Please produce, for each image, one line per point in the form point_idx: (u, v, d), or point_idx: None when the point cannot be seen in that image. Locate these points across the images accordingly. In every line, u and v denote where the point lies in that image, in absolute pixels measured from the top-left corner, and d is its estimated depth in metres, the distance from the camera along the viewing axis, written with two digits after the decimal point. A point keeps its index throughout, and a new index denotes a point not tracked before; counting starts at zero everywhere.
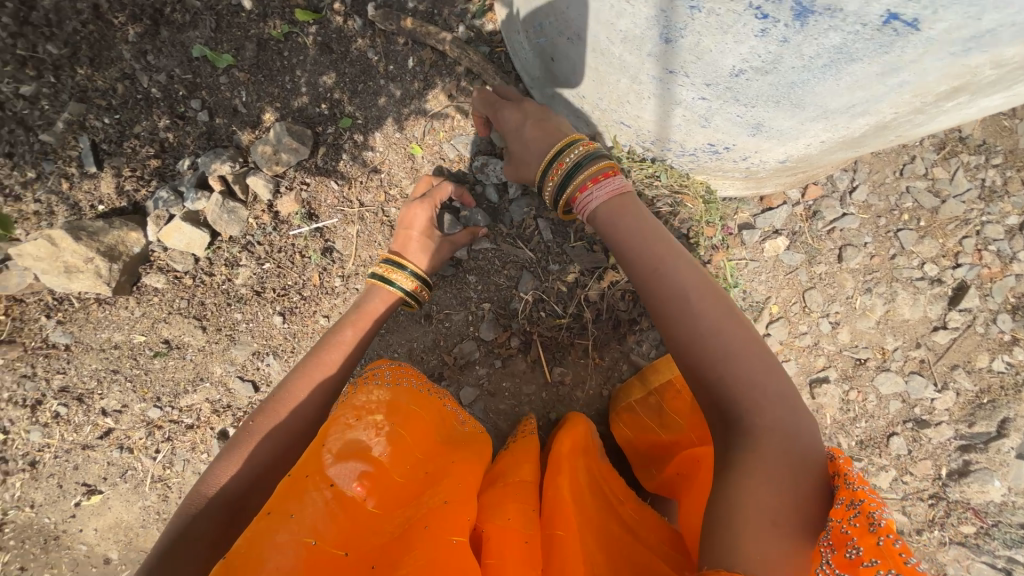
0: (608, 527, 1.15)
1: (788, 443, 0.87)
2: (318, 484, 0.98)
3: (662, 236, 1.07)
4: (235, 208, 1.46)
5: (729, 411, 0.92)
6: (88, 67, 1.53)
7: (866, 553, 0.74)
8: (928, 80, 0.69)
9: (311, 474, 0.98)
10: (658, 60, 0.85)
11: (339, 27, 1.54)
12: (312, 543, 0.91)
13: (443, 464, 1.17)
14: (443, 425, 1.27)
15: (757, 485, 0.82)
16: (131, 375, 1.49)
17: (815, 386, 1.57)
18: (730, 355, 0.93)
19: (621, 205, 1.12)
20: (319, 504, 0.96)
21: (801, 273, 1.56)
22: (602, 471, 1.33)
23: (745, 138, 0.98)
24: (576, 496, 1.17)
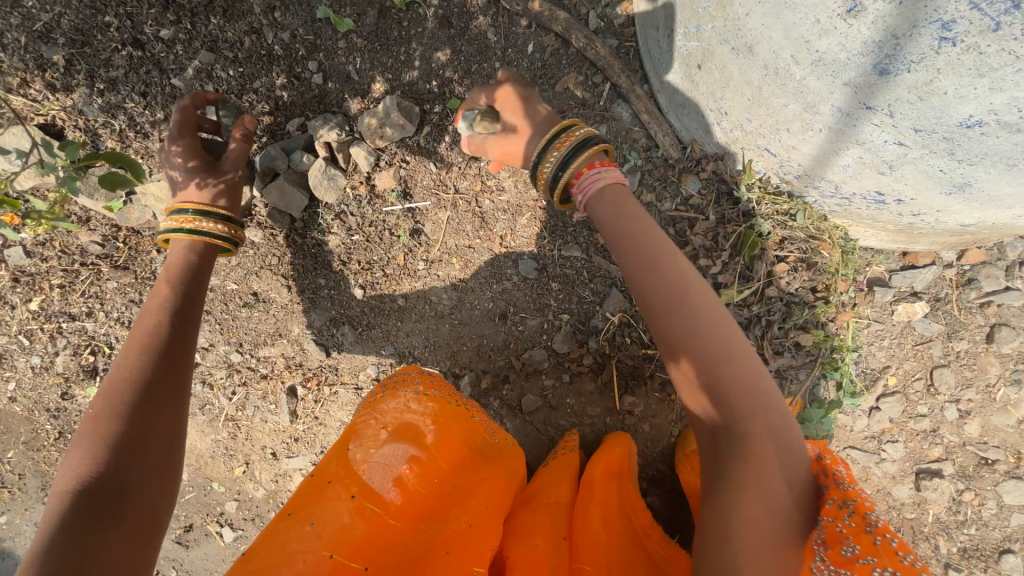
0: (632, 558, 1.06)
1: (783, 453, 0.79)
2: (336, 492, 1.02)
3: (645, 224, 0.94)
4: (335, 176, 1.46)
5: (722, 429, 0.80)
6: (222, 17, 1.57)
7: (862, 550, 0.75)
8: None
9: (336, 482, 1.03)
10: (857, 93, 0.71)
11: (462, 1, 1.47)
12: (329, 554, 0.92)
13: (470, 483, 1.17)
14: (472, 439, 1.29)
15: (752, 507, 0.73)
16: (220, 318, 1.58)
17: (922, 477, 1.38)
18: (731, 365, 0.81)
19: (614, 196, 0.98)
20: (341, 511, 0.99)
21: (933, 347, 1.34)
22: (633, 499, 1.25)
23: (932, 194, 0.82)
24: (607, 529, 1.11)
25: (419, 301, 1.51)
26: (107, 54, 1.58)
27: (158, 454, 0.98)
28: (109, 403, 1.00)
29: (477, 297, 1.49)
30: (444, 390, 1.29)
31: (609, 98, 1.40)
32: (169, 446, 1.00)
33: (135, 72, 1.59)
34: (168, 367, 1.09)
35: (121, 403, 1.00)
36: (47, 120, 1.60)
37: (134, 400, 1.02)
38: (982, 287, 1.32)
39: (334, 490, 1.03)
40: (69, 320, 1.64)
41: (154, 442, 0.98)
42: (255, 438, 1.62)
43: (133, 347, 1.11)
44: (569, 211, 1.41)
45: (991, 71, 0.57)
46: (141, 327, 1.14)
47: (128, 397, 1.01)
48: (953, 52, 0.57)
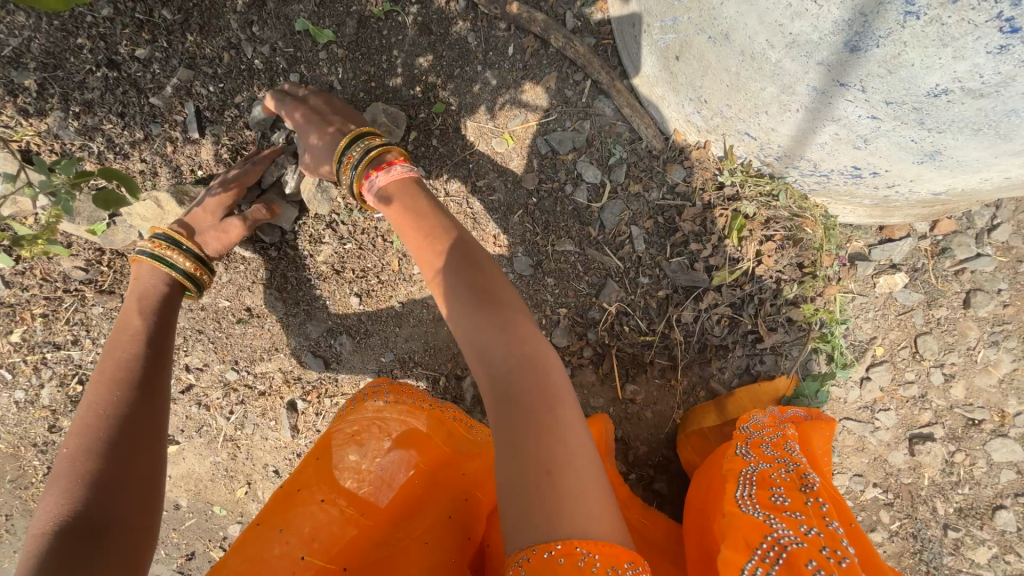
0: None
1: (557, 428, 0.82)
2: (312, 498, 1.03)
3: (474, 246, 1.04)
4: (326, 187, 1.46)
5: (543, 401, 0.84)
6: (198, 34, 1.56)
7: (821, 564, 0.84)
8: None
9: (306, 489, 1.04)
10: (829, 71, 0.75)
11: (440, 8, 1.50)
12: (303, 558, 0.96)
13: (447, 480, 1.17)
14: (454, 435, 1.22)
15: (589, 486, 0.79)
16: (213, 336, 1.55)
17: (916, 442, 1.43)
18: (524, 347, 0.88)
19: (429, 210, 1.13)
20: (317, 514, 1.02)
21: (915, 315, 1.40)
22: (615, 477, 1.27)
23: (906, 165, 0.87)
24: None
25: (415, 305, 1.51)
26: (81, 76, 1.55)
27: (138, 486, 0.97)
28: (87, 437, 1.01)
29: None
30: (418, 397, 1.23)
31: (591, 95, 1.43)
32: (151, 472, 1.01)
33: (111, 92, 1.57)
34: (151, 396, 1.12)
35: (100, 438, 1.01)
36: (21, 146, 1.57)
37: (117, 437, 1.02)
38: (955, 254, 1.38)
39: (305, 496, 1.04)
40: (53, 349, 1.60)
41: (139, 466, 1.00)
42: (256, 456, 1.59)
43: (104, 382, 1.11)
44: (559, 206, 1.43)
45: (953, 41, 0.61)
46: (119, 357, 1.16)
47: (106, 434, 1.02)
48: (917, 25, 0.61)
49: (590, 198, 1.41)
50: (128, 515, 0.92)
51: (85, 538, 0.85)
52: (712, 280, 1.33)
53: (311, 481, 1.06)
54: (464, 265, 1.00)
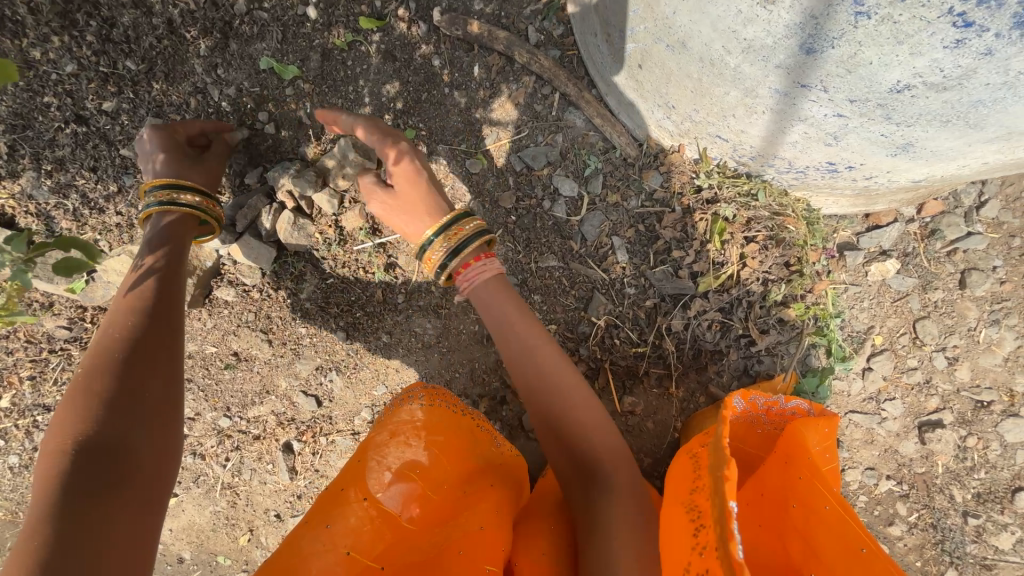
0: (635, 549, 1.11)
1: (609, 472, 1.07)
2: (353, 498, 1.07)
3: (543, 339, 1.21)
4: (304, 225, 1.44)
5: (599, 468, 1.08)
6: (164, 82, 1.56)
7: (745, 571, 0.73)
8: None
9: (347, 489, 1.08)
10: (789, 73, 0.72)
11: (402, 34, 1.49)
12: (347, 553, 1.00)
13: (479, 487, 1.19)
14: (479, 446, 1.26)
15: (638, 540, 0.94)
16: (203, 384, 1.53)
17: (925, 430, 1.39)
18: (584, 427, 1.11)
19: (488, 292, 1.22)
20: (354, 515, 1.05)
21: (911, 301, 1.37)
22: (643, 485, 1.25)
23: (880, 158, 0.85)
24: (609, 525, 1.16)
25: (403, 334, 1.49)
26: (51, 134, 1.54)
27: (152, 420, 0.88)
28: (102, 357, 0.93)
29: (462, 321, 1.47)
30: (451, 400, 1.28)
31: (560, 107, 1.42)
32: (166, 403, 0.91)
33: (82, 148, 1.56)
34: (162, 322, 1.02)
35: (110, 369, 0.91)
36: None
37: (131, 358, 0.93)
38: (945, 235, 1.35)
39: (347, 497, 1.08)
40: (44, 411, 1.58)
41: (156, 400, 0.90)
42: (256, 502, 1.56)
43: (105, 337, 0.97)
44: (539, 222, 1.41)
45: (908, 38, 0.59)
46: (131, 287, 1.06)
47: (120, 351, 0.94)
48: (869, 25, 0.59)
49: (568, 211, 1.38)
50: (151, 449, 0.84)
51: (103, 460, 0.78)
52: (698, 286, 1.30)
53: (350, 486, 1.09)
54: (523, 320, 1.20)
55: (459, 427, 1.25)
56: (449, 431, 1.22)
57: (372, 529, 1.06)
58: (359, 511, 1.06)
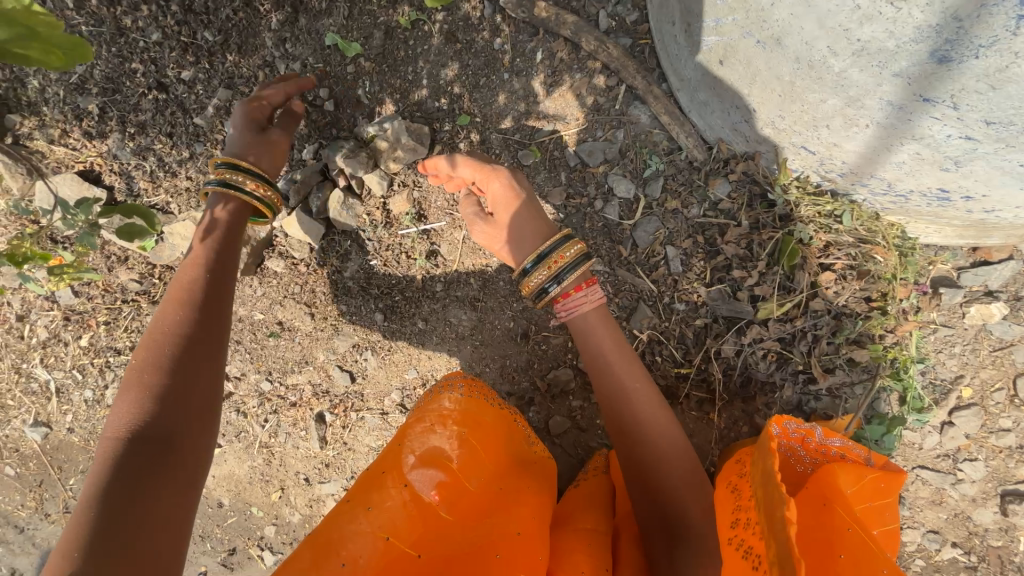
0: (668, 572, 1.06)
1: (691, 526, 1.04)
2: (391, 485, 1.05)
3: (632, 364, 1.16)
4: (353, 205, 1.46)
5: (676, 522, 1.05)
6: (236, 54, 1.61)
7: None
8: None
9: (387, 474, 1.06)
10: (910, 84, 0.60)
11: (467, 14, 1.44)
12: (386, 538, 0.98)
13: (513, 486, 1.17)
14: (512, 443, 1.26)
15: None
16: (250, 348, 1.61)
17: (1009, 501, 1.21)
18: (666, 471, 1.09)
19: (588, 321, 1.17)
20: (395, 499, 1.03)
21: (1015, 353, 1.18)
22: None
23: (1010, 190, 0.71)
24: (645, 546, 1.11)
25: (438, 323, 1.48)
26: (136, 99, 1.64)
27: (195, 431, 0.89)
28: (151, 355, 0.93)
29: (498, 317, 1.44)
30: (488, 393, 1.27)
31: (625, 101, 1.32)
32: (209, 407, 0.93)
33: (161, 114, 1.65)
34: (212, 303, 1.03)
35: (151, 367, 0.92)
36: (86, 167, 1.70)
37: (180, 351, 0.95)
38: None
39: (384, 481, 1.06)
40: (115, 354, 1.74)
41: (197, 400, 0.92)
42: (289, 463, 1.65)
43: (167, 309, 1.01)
44: (588, 223, 1.33)
45: None
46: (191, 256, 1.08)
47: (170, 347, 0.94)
48: None
49: (621, 214, 1.30)
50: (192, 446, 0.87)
51: (152, 455, 0.82)
52: (758, 314, 1.18)
53: (387, 471, 1.08)
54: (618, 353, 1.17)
55: (497, 426, 1.23)
56: (489, 429, 1.20)
57: (408, 516, 1.03)
58: (398, 498, 1.03)
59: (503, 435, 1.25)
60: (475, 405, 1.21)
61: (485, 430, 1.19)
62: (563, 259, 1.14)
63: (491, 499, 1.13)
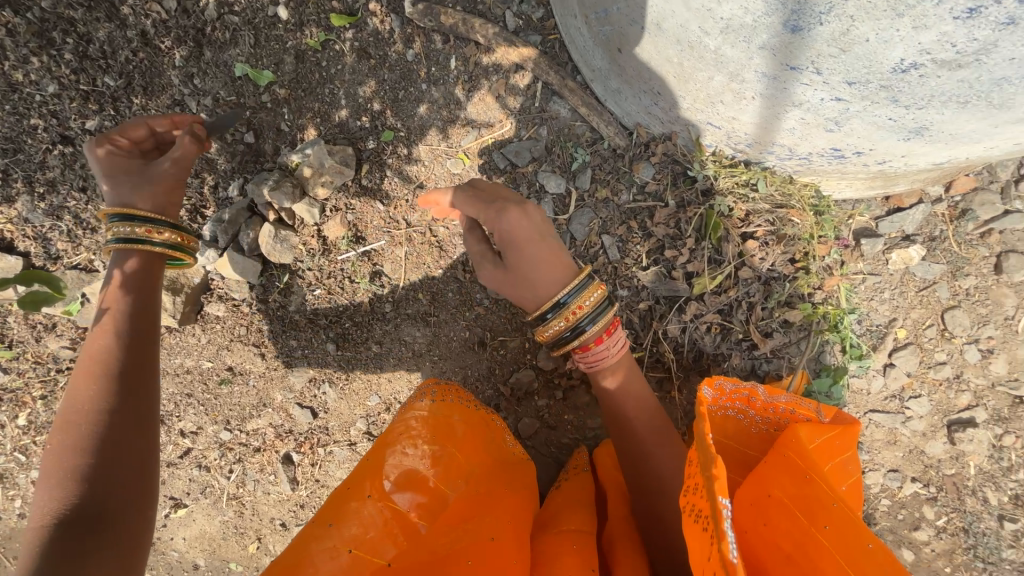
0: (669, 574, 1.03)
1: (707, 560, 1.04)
2: (362, 494, 1.04)
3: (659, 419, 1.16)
4: (286, 236, 1.41)
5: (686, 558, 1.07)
6: (142, 96, 1.54)
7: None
8: None
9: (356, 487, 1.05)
10: (776, 55, 0.62)
11: (375, 29, 1.42)
12: (352, 551, 0.95)
13: (492, 490, 1.16)
14: (489, 445, 1.25)
15: None
16: (203, 399, 1.54)
17: (955, 429, 1.28)
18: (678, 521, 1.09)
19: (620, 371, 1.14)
20: (368, 510, 1.01)
21: (939, 289, 1.24)
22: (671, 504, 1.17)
23: (890, 143, 0.74)
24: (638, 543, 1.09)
25: (393, 344, 1.45)
26: (40, 157, 1.55)
27: (137, 453, 0.90)
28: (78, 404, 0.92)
29: (452, 329, 1.42)
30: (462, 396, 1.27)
31: (543, 97, 1.32)
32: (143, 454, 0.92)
33: (70, 169, 1.56)
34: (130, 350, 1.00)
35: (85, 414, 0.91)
36: None
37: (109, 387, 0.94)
38: (977, 215, 1.22)
39: (354, 496, 1.05)
40: None
41: (126, 450, 0.89)
42: (262, 511, 1.58)
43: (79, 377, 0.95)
44: None
45: (909, 9, 0.49)
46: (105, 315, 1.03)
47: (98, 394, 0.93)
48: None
49: (556, 209, 1.30)
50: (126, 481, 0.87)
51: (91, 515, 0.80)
52: (694, 289, 1.21)
53: (361, 486, 1.07)
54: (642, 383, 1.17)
55: (477, 438, 1.24)
56: (466, 436, 1.21)
57: (383, 528, 1.01)
58: (371, 513, 1.01)
59: (481, 439, 1.24)
60: (452, 409, 1.23)
61: (463, 439, 1.20)
62: (584, 308, 1.08)
63: (470, 510, 1.09)
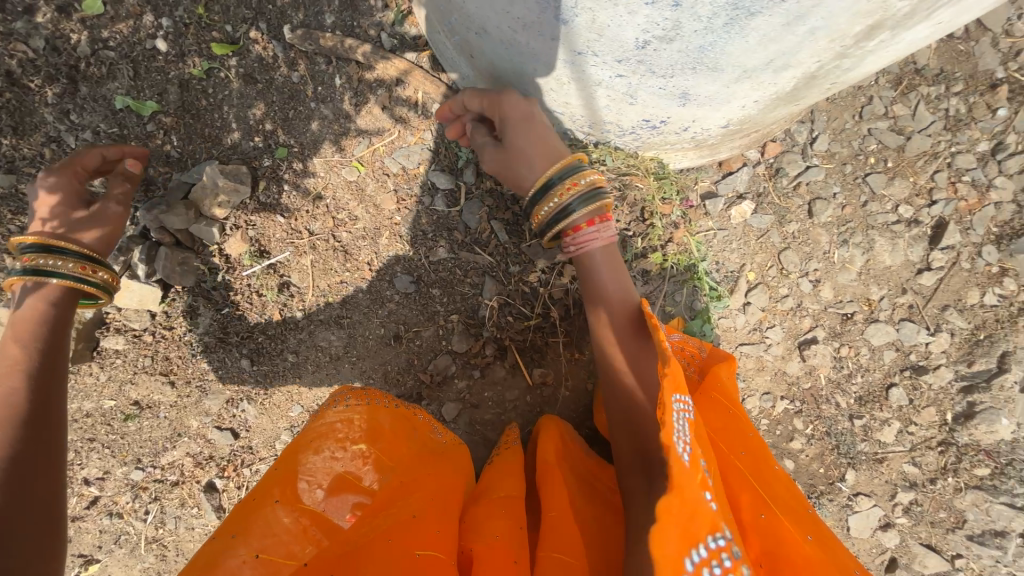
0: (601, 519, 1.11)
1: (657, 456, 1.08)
2: (269, 500, 1.04)
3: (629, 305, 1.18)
4: (186, 258, 1.42)
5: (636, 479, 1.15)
6: (11, 136, 1.48)
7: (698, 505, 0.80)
8: (839, 23, 0.64)
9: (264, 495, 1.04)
10: (563, 43, 0.80)
11: (259, 55, 1.49)
12: (257, 556, 0.95)
13: (416, 474, 1.18)
14: (414, 438, 1.29)
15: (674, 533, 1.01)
16: (108, 441, 1.46)
17: (805, 349, 1.54)
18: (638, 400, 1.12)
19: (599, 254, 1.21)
20: (279, 515, 1.01)
21: (772, 236, 1.51)
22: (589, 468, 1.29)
23: (676, 109, 0.94)
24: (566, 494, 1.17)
25: (310, 351, 1.48)
26: None
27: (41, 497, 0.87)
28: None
29: (367, 327, 1.48)
30: (381, 397, 1.32)
31: (425, 106, 1.46)
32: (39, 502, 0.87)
33: None
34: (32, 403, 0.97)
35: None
36: None
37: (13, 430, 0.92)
38: (788, 172, 1.51)
39: (263, 504, 1.04)
40: None
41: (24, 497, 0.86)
42: (188, 550, 1.51)
43: None
44: (423, 219, 1.45)
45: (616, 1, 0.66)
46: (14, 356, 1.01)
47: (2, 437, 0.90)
48: None
49: (448, 203, 1.44)
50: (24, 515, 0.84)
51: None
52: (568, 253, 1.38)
53: (271, 488, 1.07)
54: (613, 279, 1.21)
55: (403, 435, 1.26)
56: (390, 433, 1.24)
57: (297, 530, 1.01)
58: (288, 517, 1.02)
59: (404, 433, 1.28)
60: (377, 410, 1.27)
61: (385, 434, 1.23)
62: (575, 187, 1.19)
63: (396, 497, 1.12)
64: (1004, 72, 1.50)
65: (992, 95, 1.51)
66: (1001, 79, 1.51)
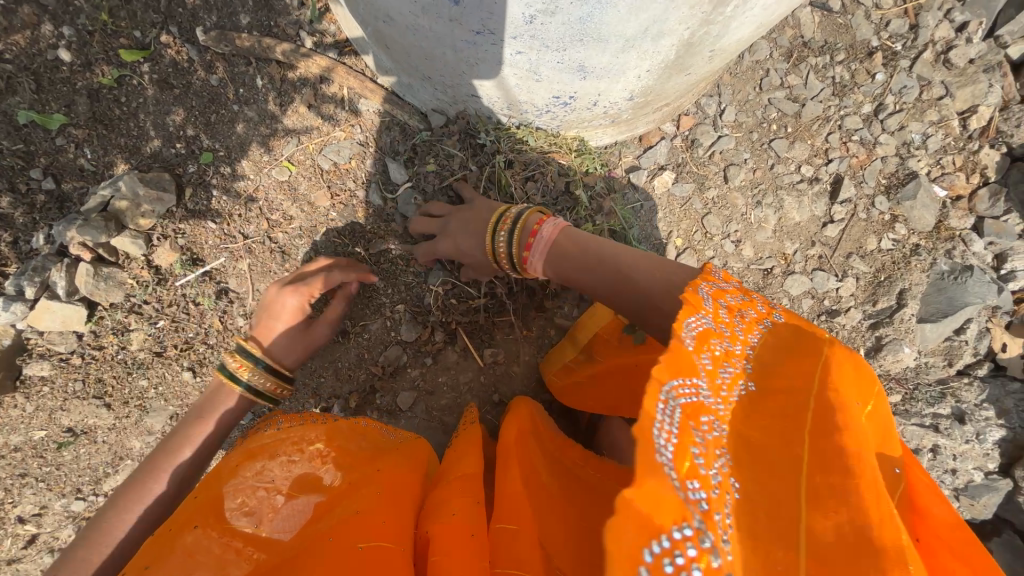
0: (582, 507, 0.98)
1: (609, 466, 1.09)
2: (191, 524, 0.88)
3: (609, 255, 1.00)
4: (111, 273, 1.35)
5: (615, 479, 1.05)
6: None
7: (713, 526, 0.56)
8: None
9: (193, 510, 0.90)
10: (461, 23, 0.85)
11: (173, 60, 1.45)
12: None
13: (369, 473, 1.04)
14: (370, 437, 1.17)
15: None
16: (42, 474, 1.38)
17: None
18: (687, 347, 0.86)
19: (557, 249, 1.13)
20: (207, 540, 0.86)
21: (694, 202, 1.62)
22: (557, 447, 1.19)
23: (578, 83, 1.01)
24: (530, 481, 1.02)
25: None
26: None
27: None
28: None
29: (313, 326, 1.47)
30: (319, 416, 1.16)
31: (352, 102, 1.48)
32: None
33: None
34: None
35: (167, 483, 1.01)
36: None
37: None
38: (703, 143, 1.63)
39: (188, 523, 0.88)
40: None
41: None
42: None
43: None
44: (360, 212, 1.46)
45: None
46: None
47: None
48: None
49: (383, 194, 1.45)
50: None
51: None
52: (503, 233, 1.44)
53: (191, 513, 0.90)
54: (632, 277, 0.93)
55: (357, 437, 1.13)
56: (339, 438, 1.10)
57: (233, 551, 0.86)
58: (222, 543, 0.86)
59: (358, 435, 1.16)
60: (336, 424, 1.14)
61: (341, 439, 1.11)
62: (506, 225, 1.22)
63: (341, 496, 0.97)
64: (878, 41, 1.69)
65: (870, 62, 1.69)
66: (876, 47, 1.69)
